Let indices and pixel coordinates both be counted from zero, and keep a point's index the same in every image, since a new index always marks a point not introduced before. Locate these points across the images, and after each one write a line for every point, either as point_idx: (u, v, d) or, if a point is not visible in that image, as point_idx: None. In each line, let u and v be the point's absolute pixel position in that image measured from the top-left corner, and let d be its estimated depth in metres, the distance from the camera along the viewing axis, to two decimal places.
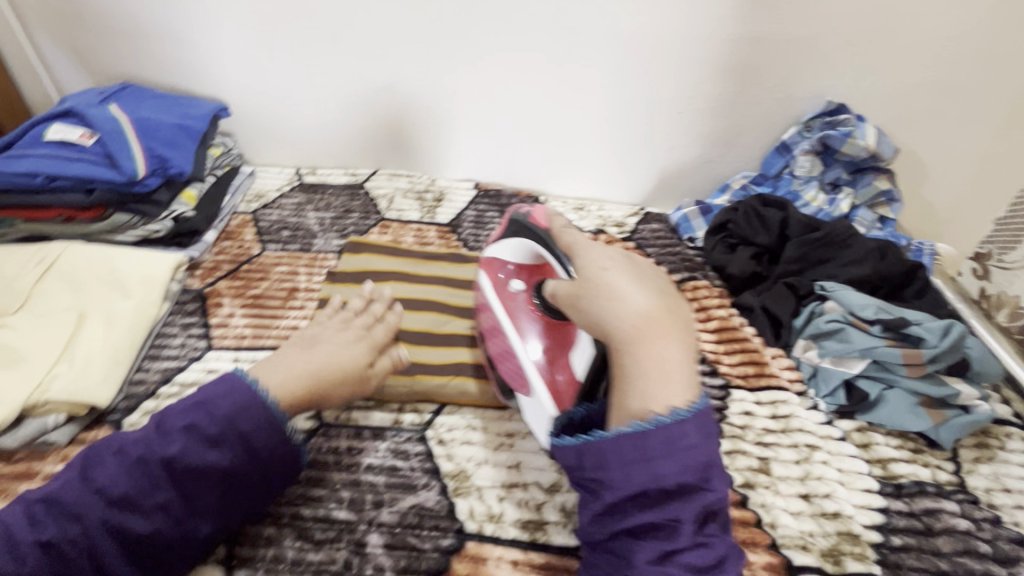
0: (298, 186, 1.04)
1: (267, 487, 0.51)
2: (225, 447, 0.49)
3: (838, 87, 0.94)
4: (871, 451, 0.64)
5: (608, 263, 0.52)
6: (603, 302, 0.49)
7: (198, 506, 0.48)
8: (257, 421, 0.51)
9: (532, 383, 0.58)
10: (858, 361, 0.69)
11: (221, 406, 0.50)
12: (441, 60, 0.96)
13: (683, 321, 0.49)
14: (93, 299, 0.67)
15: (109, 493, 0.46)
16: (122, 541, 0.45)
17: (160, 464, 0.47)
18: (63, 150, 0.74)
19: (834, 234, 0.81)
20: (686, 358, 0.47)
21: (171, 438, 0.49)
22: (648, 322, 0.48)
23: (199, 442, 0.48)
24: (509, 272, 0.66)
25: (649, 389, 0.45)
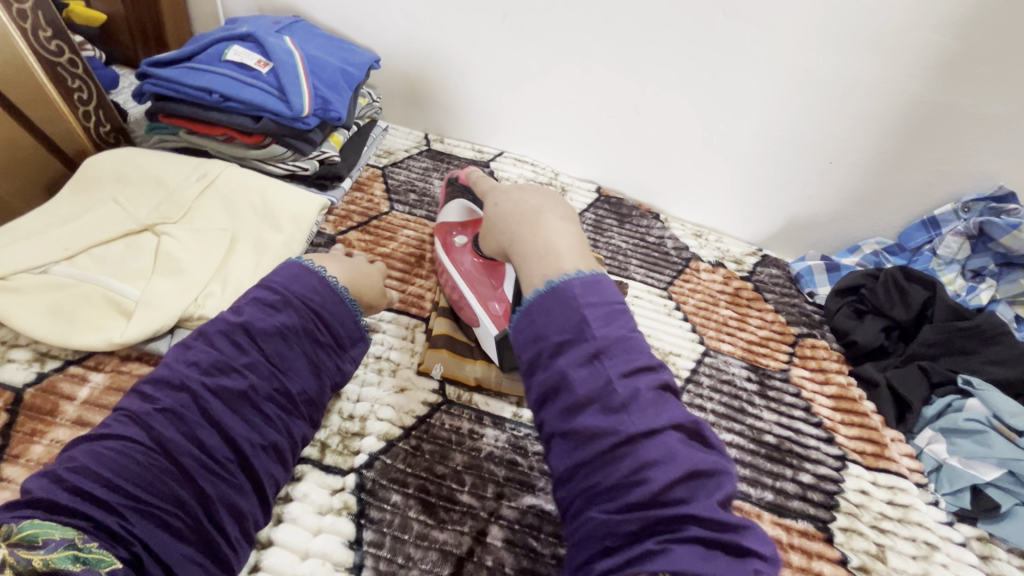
0: (425, 151, 1.04)
1: (340, 342, 0.55)
2: (294, 310, 0.52)
3: (1012, 173, 0.88)
4: (991, 566, 0.61)
5: (500, 199, 0.58)
6: (532, 221, 0.53)
7: (293, 371, 0.50)
8: (317, 285, 0.55)
9: (477, 315, 0.64)
10: (993, 468, 0.65)
11: (280, 286, 0.53)
12: (602, 58, 0.94)
13: (529, 211, 0.54)
14: (245, 225, 0.68)
15: (200, 363, 0.47)
16: (232, 403, 0.46)
17: (240, 331, 0.49)
18: (241, 72, 0.75)
19: (983, 327, 0.77)
20: (572, 240, 0.49)
21: (242, 313, 0.51)
22: (525, 236, 0.51)
23: (267, 310, 0.51)
24: (453, 229, 0.71)
25: (545, 261, 0.47)
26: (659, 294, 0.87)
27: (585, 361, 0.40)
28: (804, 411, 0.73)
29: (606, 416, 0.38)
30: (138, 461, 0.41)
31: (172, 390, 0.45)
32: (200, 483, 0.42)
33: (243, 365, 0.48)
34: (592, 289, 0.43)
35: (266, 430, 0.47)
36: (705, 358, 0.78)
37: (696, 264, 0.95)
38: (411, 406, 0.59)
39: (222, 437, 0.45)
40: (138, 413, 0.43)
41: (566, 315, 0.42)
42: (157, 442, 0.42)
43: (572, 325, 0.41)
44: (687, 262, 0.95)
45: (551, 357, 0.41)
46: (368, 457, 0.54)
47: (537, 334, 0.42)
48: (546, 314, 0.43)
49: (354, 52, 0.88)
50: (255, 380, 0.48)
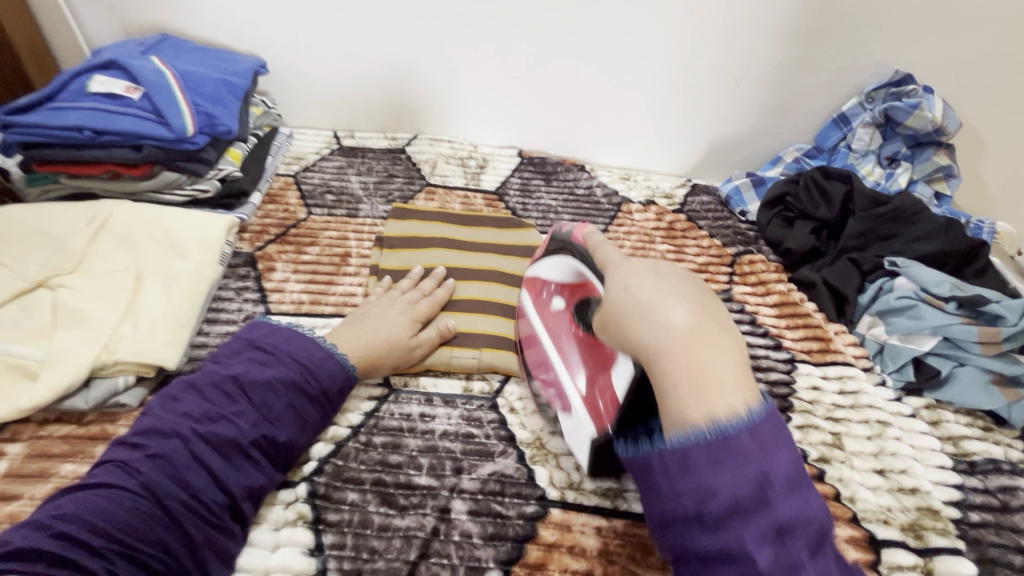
0: (337, 149, 1.00)
1: (332, 399, 0.53)
2: (284, 364, 0.52)
3: (906, 56, 0.90)
4: (942, 429, 0.64)
5: (634, 280, 0.43)
6: (637, 319, 0.41)
7: (280, 421, 0.49)
8: (312, 345, 0.54)
9: (572, 403, 0.53)
10: (929, 338, 0.68)
11: (276, 339, 0.53)
12: (492, 18, 0.91)
13: (704, 315, 0.40)
14: (148, 260, 0.65)
15: (190, 413, 0.47)
16: (220, 451, 0.46)
17: (232, 381, 0.49)
18: (111, 103, 0.71)
19: (901, 208, 0.79)
20: (727, 357, 0.38)
21: (235, 366, 0.51)
22: (682, 341, 0.38)
23: (257, 365, 0.51)
24: (552, 290, 0.62)
25: (693, 392, 0.37)
26: None
27: (683, 433, 0.38)
28: (750, 325, 0.75)
29: (730, 509, 0.36)
30: (123, 509, 0.41)
31: (160, 438, 0.45)
32: (187, 528, 0.42)
33: (233, 414, 0.48)
34: (722, 363, 0.38)
35: (253, 473, 0.47)
36: None
37: (628, 207, 0.95)
38: (355, 404, 0.58)
39: (209, 482, 0.44)
40: (127, 462, 0.43)
41: (688, 397, 0.38)
42: (144, 489, 0.42)
43: (669, 390, 0.39)
44: (619, 206, 0.96)
45: (667, 437, 0.39)
46: (317, 463, 0.53)
47: (652, 412, 0.39)
48: (666, 392, 0.39)
49: (234, 62, 0.84)
50: (244, 428, 0.47)
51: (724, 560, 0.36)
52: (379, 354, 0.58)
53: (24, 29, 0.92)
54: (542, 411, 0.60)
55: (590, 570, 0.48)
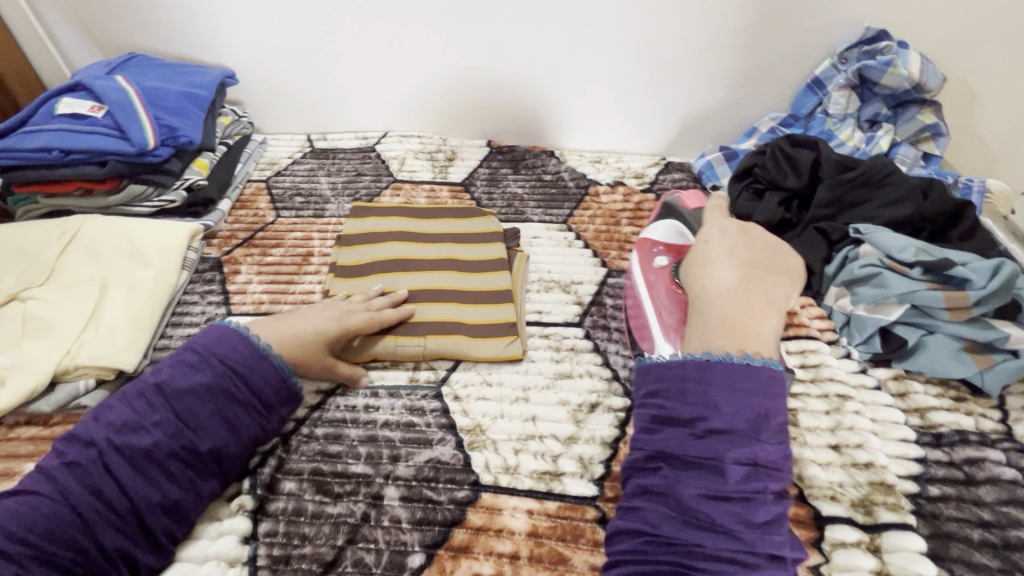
0: (309, 152, 1.03)
1: (266, 403, 0.53)
2: (211, 368, 0.51)
3: (879, 11, 0.85)
4: (908, 401, 0.61)
5: (714, 237, 0.61)
6: (699, 269, 0.57)
7: (205, 430, 0.49)
8: (238, 345, 0.53)
9: (660, 347, 0.62)
10: (895, 306, 0.64)
11: (219, 344, 0.52)
12: (445, 10, 0.91)
13: (772, 265, 0.58)
14: (114, 269, 0.68)
15: (112, 422, 0.47)
16: (135, 464, 0.46)
17: (153, 390, 0.49)
18: (77, 122, 0.75)
19: (871, 172, 0.75)
20: (770, 324, 0.51)
21: (160, 373, 0.51)
22: (736, 294, 0.52)
23: (184, 372, 0.50)
24: (658, 250, 0.71)
25: (731, 337, 0.49)
26: (558, 229, 0.86)
27: (745, 463, 0.42)
28: None
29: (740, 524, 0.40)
30: (40, 514, 0.42)
31: (80, 445, 0.46)
32: (99, 532, 0.43)
33: (153, 423, 0.48)
34: (774, 382, 0.45)
35: (167, 487, 0.47)
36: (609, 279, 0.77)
37: (595, 190, 0.94)
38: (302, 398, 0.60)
39: (123, 490, 0.45)
40: (48, 470, 0.45)
41: (745, 398, 0.44)
42: (60, 496, 0.43)
43: (741, 410, 0.43)
44: (586, 190, 0.94)
45: (705, 436, 0.43)
46: (261, 455, 0.55)
47: (708, 403, 0.44)
48: (724, 386, 0.44)
49: (198, 74, 0.86)
50: (161, 438, 0.47)
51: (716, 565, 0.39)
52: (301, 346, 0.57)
53: (11, 60, 0.97)
54: (485, 398, 0.60)
55: (516, 551, 0.48)
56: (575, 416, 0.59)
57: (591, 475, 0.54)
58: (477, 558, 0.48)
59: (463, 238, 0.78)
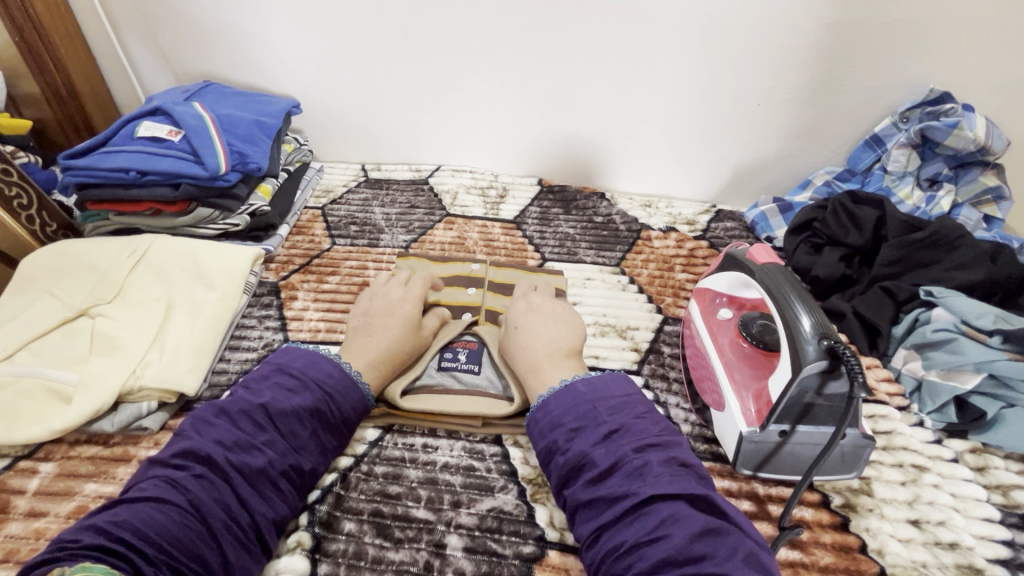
0: (364, 182, 1.04)
1: (350, 425, 0.55)
2: (310, 391, 0.52)
3: (942, 74, 0.85)
4: (988, 476, 0.58)
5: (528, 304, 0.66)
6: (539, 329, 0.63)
7: (306, 452, 0.51)
8: (333, 370, 0.54)
9: (726, 399, 0.58)
10: (972, 375, 0.62)
11: (313, 368, 0.54)
12: (509, 55, 0.93)
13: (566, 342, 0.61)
14: (179, 290, 0.69)
15: (224, 440, 0.47)
16: (250, 480, 0.46)
17: (260, 410, 0.49)
18: (155, 146, 0.77)
19: (939, 234, 0.74)
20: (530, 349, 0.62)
21: (260, 393, 0.51)
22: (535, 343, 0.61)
23: (284, 391, 0.51)
24: (720, 301, 0.68)
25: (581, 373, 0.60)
26: (611, 271, 0.86)
27: (600, 440, 0.47)
28: None
29: (628, 480, 0.44)
30: (172, 522, 0.41)
31: (198, 461, 0.45)
32: (226, 549, 0.42)
33: (262, 443, 0.48)
34: (609, 381, 0.53)
35: (277, 505, 0.47)
36: (665, 326, 0.76)
37: (647, 234, 0.94)
38: (360, 434, 0.59)
39: (242, 506, 0.45)
40: (176, 479, 0.44)
41: (580, 403, 0.50)
42: (191, 505, 0.42)
43: (585, 414, 0.49)
44: (637, 234, 0.94)
45: (568, 440, 0.48)
46: (321, 491, 0.54)
47: (549, 424, 0.51)
48: (560, 404, 0.51)
49: (268, 103, 0.89)
50: (272, 457, 0.48)
51: (628, 527, 0.42)
52: (394, 348, 0.60)
53: (89, 80, 1.02)
54: None
55: None
56: None
57: None
58: None
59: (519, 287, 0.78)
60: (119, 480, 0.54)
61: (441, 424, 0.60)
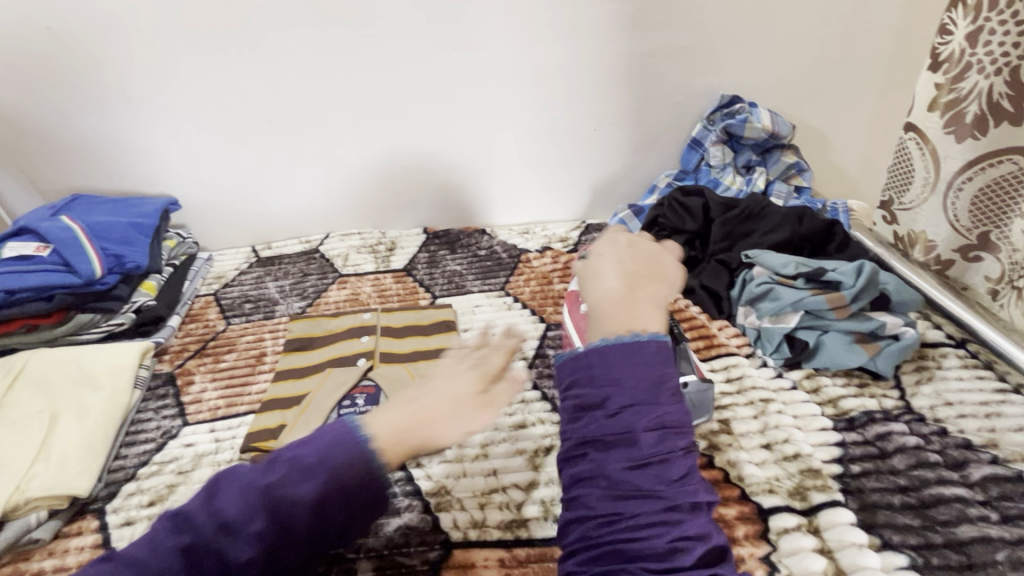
0: (255, 262, 1.08)
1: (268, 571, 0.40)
2: (205, 530, 0.38)
3: (730, 81, 1.04)
4: (821, 394, 0.69)
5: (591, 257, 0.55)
6: (586, 280, 0.54)
7: None
8: (259, 501, 0.38)
9: None
10: (792, 314, 0.74)
11: (231, 499, 0.38)
12: (371, 121, 1.03)
13: (653, 273, 0.54)
14: (64, 398, 0.69)
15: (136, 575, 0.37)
16: None
17: (163, 537, 0.39)
18: (21, 263, 0.78)
19: (750, 208, 0.89)
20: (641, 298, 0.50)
21: (178, 529, 0.38)
22: (615, 302, 0.50)
23: (218, 529, 0.38)
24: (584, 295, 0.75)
25: (606, 324, 0.48)
26: (497, 295, 0.94)
27: (651, 426, 0.42)
28: None
29: (655, 478, 0.41)
30: None
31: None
32: None
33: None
34: (660, 350, 0.45)
35: None
36: (548, 332, 0.84)
37: (526, 257, 1.03)
38: None
39: None
40: None
41: (648, 369, 0.44)
42: None
43: (621, 384, 0.44)
44: (518, 258, 1.04)
45: (607, 412, 0.43)
46: None
47: (610, 381, 0.44)
48: (611, 362, 0.45)
49: (143, 204, 0.92)
50: None
51: (646, 535, 0.39)
52: None
53: None
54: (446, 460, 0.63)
55: None
56: (534, 461, 0.62)
57: (555, 516, 0.56)
58: None
59: (410, 327, 0.84)
60: None
61: None
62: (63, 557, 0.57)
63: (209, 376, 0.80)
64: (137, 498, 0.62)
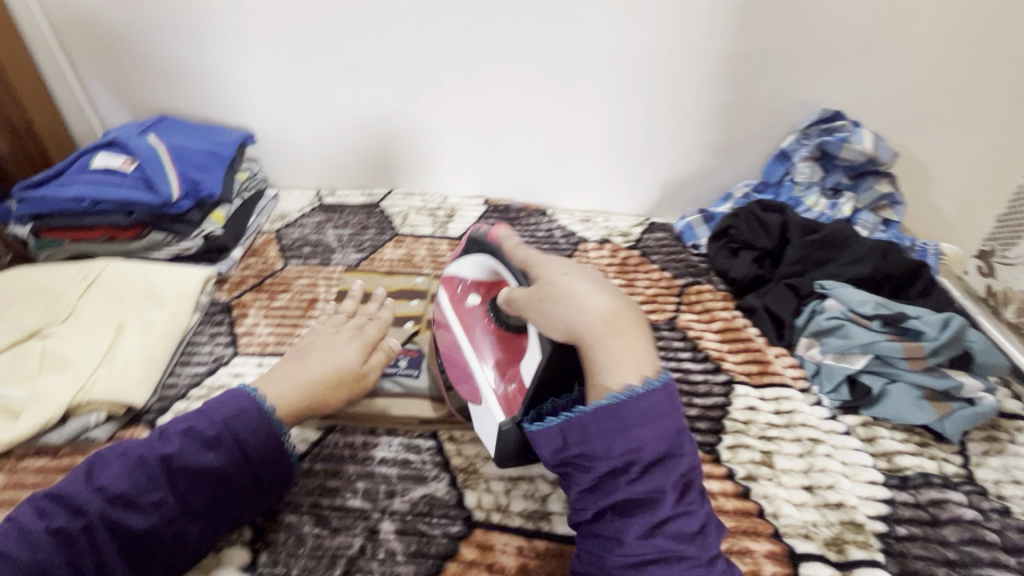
0: (317, 207, 1.09)
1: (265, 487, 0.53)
2: (221, 447, 0.50)
3: (835, 94, 0.96)
4: (876, 445, 0.65)
5: (567, 271, 0.52)
6: (552, 303, 0.50)
7: (197, 515, 0.49)
8: (256, 426, 0.52)
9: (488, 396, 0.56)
10: (860, 356, 0.70)
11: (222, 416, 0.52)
12: (451, 84, 1.01)
13: (615, 327, 0.48)
14: (131, 310, 0.73)
15: (110, 489, 0.46)
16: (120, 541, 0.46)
17: (160, 461, 0.48)
18: (108, 175, 0.82)
19: (833, 235, 0.83)
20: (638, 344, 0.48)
21: (169, 442, 0.50)
22: (606, 329, 0.48)
23: (197, 445, 0.50)
24: (467, 286, 0.64)
25: (619, 372, 0.47)
26: None
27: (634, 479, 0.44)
28: (691, 351, 0.78)
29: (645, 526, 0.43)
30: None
31: (67, 511, 0.46)
32: None
33: (151, 501, 0.47)
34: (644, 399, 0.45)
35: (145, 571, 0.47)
36: None
37: (584, 246, 1.01)
38: (302, 435, 0.63)
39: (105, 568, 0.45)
40: (29, 533, 0.44)
41: (616, 431, 0.45)
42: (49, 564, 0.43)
43: (601, 440, 0.45)
44: (575, 246, 1.01)
45: (598, 473, 0.45)
46: None
47: (591, 447, 0.45)
48: (590, 428, 0.46)
49: (222, 135, 0.94)
50: (157, 518, 0.47)
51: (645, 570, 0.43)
52: (327, 385, 0.59)
53: (47, 115, 1.06)
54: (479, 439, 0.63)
55: None
56: None
57: None
58: None
59: None
60: None
61: (381, 422, 0.64)
62: None
63: (262, 312, 0.82)
64: None
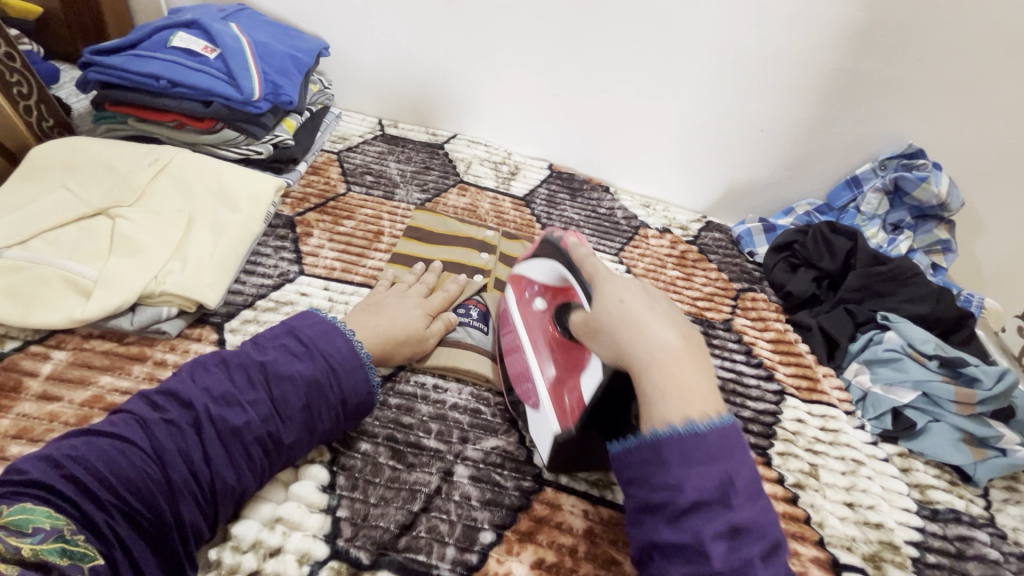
0: (380, 136, 1.05)
1: (349, 409, 0.52)
2: (314, 360, 0.51)
3: (922, 133, 0.96)
4: (911, 476, 0.68)
5: (628, 292, 0.48)
6: (631, 331, 0.45)
7: (291, 423, 0.48)
8: (343, 347, 0.53)
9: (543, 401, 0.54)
10: (909, 391, 0.73)
11: (320, 341, 0.53)
12: (546, 39, 0.97)
13: (694, 348, 0.45)
14: (201, 207, 0.69)
15: (212, 390, 0.47)
16: (222, 439, 0.45)
17: (257, 368, 0.49)
18: (188, 58, 0.76)
19: (899, 270, 0.85)
20: (695, 367, 0.44)
21: (263, 351, 0.51)
22: (671, 356, 0.43)
23: (287, 355, 0.51)
24: (534, 291, 0.62)
25: (676, 398, 0.42)
26: (610, 260, 0.92)
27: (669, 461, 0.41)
28: (745, 355, 0.80)
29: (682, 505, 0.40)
30: (130, 467, 0.41)
31: (179, 404, 0.46)
32: (179, 505, 0.42)
33: (249, 401, 0.47)
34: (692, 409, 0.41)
35: (241, 472, 0.46)
36: None
37: (645, 231, 1.01)
38: None
39: (205, 462, 0.44)
40: (145, 420, 0.44)
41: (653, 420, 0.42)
42: (152, 452, 0.43)
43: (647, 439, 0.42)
44: (636, 229, 1.01)
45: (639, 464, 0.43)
46: None
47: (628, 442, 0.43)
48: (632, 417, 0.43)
49: (302, 40, 0.89)
50: (253, 419, 0.47)
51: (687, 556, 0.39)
52: (395, 341, 0.59)
53: None
54: None
55: (575, 546, 0.51)
56: None
57: None
58: (541, 545, 0.51)
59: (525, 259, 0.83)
60: (135, 376, 0.55)
61: (451, 369, 0.63)
62: (182, 356, 0.58)
63: (326, 234, 0.79)
64: (254, 327, 0.63)
